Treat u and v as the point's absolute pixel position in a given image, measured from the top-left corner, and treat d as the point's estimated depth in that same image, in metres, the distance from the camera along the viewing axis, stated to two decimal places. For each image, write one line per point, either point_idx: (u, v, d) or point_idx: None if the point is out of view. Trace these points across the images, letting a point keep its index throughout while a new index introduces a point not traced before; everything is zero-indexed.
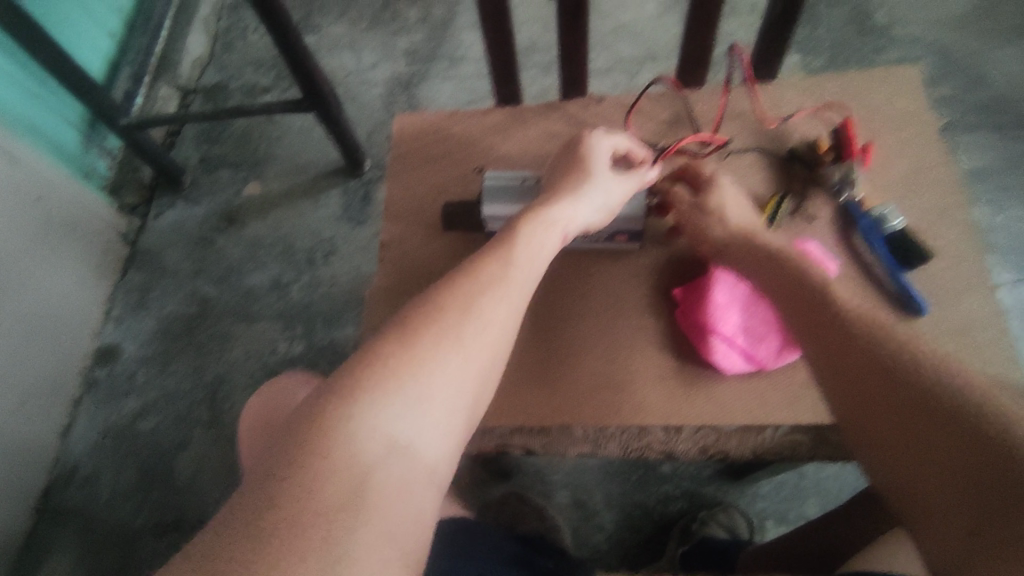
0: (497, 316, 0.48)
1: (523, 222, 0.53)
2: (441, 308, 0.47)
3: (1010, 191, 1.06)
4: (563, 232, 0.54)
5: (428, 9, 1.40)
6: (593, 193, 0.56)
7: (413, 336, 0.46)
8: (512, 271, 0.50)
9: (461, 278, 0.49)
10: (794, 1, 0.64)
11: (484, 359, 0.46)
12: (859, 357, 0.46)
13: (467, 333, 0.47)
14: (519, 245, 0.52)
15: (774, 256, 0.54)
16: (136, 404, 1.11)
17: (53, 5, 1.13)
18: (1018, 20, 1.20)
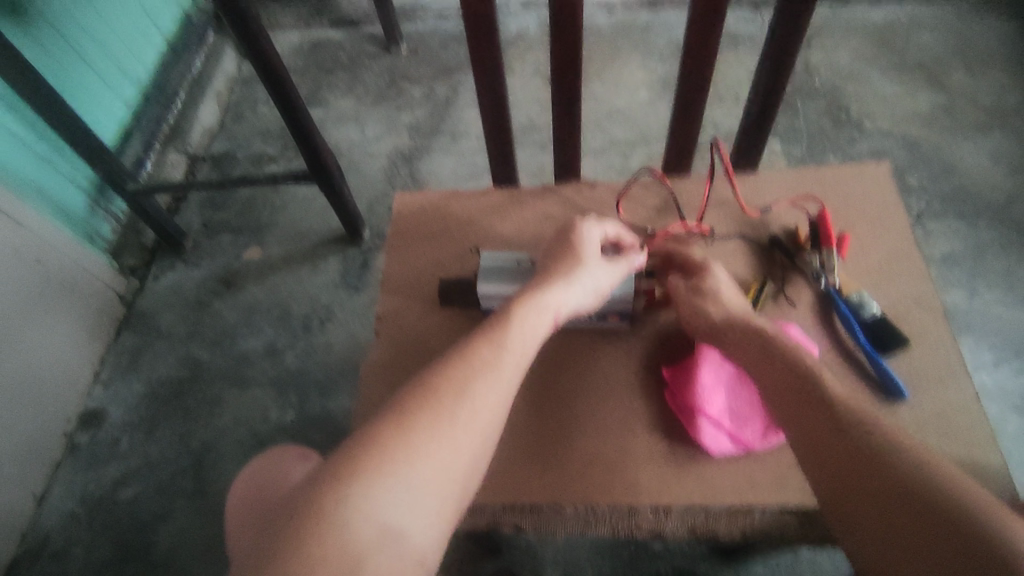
0: (490, 400, 0.48)
1: (516, 306, 0.55)
2: (437, 390, 0.48)
3: (981, 275, 1.11)
4: (555, 316, 0.56)
5: (431, 89, 1.48)
6: (584, 279, 0.58)
7: (407, 419, 0.46)
8: (504, 354, 0.51)
9: (455, 361, 0.50)
10: (770, 102, 0.71)
11: (474, 439, 0.46)
12: (841, 440, 0.47)
13: (461, 417, 0.47)
14: (512, 329, 0.53)
15: (762, 338, 0.56)
16: (118, 470, 1.08)
17: (76, 75, 1.18)
18: (978, 117, 1.29)
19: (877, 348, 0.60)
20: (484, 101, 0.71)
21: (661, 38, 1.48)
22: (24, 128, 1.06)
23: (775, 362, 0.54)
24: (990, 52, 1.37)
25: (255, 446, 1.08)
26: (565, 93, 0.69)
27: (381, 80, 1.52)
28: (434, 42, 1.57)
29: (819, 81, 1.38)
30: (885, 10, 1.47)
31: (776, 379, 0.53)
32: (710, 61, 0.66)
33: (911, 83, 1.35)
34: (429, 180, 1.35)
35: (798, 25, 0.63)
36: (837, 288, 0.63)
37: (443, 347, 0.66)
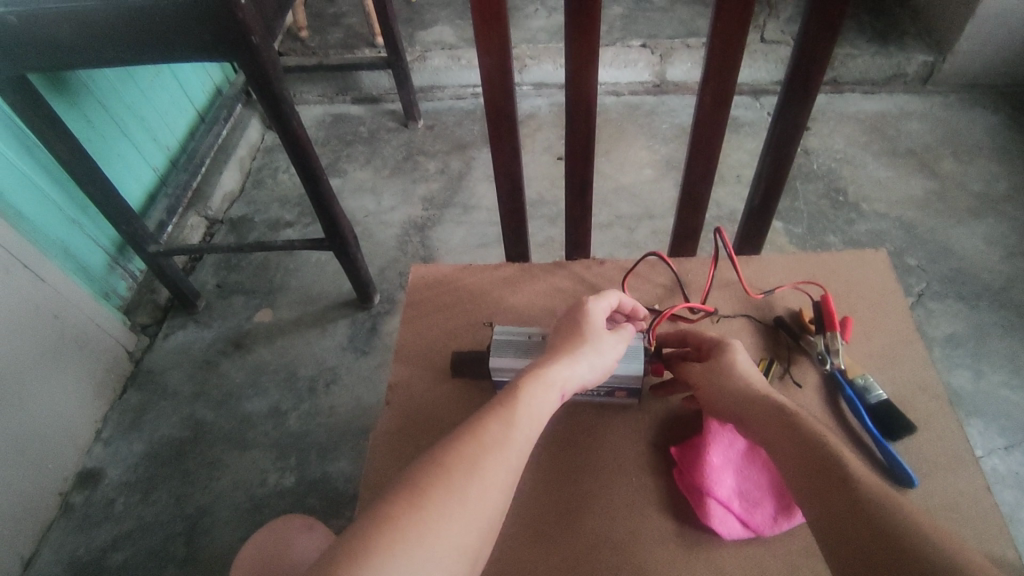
0: (499, 479, 0.49)
1: (524, 382, 0.55)
2: (448, 468, 0.48)
3: (986, 357, 1.12)
4: (562, 392, 0.56)
5: (446, 163, 1.55)
6: (591, 354, 0.58)
7: (419, 497, 0.46)
8: (514, 432, 0.51)
9: (465, 438, 0.50)
10: (771, 193, 0.76)
11: (485, 519, 0.46)
12: (861, 524, 0.45)
13: (471, 496, 0.47)
14: (521, 405, 0.53)
15: (784, 417, 0.54)
16: (110, 534, 1.05)
17: (110, 141, 1.23)
18: (972, 203, 1.34)
19: (884, 432, 0.60)
20: (500, 182, 0.75)
21: (666, 122, 1.56)
22: (56, 191, 1.12)
23: (788, 431, 0.52)
24: (980, 143, 1.44)
25: (251, 512, 1.06)
26: (577, 177, 0.73)
27: (398, 153, 1.59)
28: (450, 119, 1.65)
29: (816, 166, 1.44)
30: (877, 102, 1.56)
31: (797, 454, 0.50)
32: (714, 153, 0.70)
33: (905, 169, 1.41)
34: (440, 248, 1.39)
35: (797, 123, 0.67)
36: (843, 370, 0.64)
37: (452, 418, 0.67)
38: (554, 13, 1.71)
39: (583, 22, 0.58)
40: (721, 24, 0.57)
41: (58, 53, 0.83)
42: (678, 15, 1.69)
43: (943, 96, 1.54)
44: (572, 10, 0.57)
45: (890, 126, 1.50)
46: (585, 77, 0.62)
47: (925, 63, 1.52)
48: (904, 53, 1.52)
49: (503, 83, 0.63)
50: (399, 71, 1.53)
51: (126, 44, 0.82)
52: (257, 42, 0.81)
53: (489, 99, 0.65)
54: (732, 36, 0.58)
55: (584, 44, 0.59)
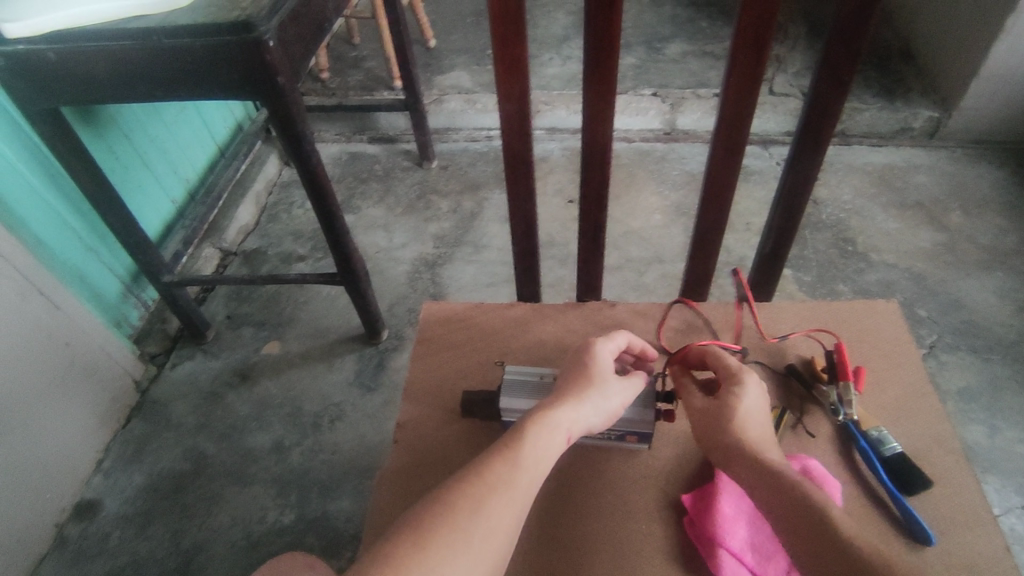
0: (503, 521, 0.48)
1: (530, 423, 0.54)
2: (453, 508, 0.47)
3: (999, 412, 1.10)
4: (568, 435, 0.55)
5: (458, 203, 1.58)
6: (598, 396, 0.57)
7: (425, 537, 0.45)
8: (518, 473, 0.50)
9: (471, 478, 0.50)
10: (782, 241, 0.77)
11: (489, 562, 0.46)
12: None
13: (475, 538, 0.46)
14: (527, 446, 0.52)
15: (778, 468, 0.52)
16: (103, 568, 1.03)
17: (132, 173, 1.26)
18: (982, 255, 1.34)
19: (900, 486, 0.59)
20: (515, 224, 0.76)
21: (675, 168, 1.59)
22: (77, 220, 1.14)
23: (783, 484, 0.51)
24: (987, 197, 1.45)
25: (248, 549, 1.04)
26: (591, 221, 0.75)
27: (411, 191, 1.62)
28: (463, 160, 1.69)
29: (825, 215, 1.45)
30: (884, 154, 1.58)
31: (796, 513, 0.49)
32: (726, 200, 0.71)
33: (914, 221, 1.42)
34: (450, 286, 1.40)
35: (808, 174, 0.69)
36: (856, 422, 0.63)
37: (460, 458, 0.66)
38: (567, 62, 1.76)
39: (601, 74, 0.60)
40: (734, 79, 0.59)
41: (92, 89, 0.87)
42: (689, 67, 1.74)
43: (949, 151, 1.57)
44: (591, 62, 0.59)
45: (898, 178, 1.52)
46: (601, 125, 0.64)
47: (930, 118, 1.55)
48: (910, 108, 1.55)
49: (521, 128, 0.65)
50: (416, 113, 1.57)
51: (159, 82, 0.85)
52: (283, 83, 0.84)
53: (508, 144, 0.67)
54: (745, 90, 0.60)
55: (601, 94, 0.61)
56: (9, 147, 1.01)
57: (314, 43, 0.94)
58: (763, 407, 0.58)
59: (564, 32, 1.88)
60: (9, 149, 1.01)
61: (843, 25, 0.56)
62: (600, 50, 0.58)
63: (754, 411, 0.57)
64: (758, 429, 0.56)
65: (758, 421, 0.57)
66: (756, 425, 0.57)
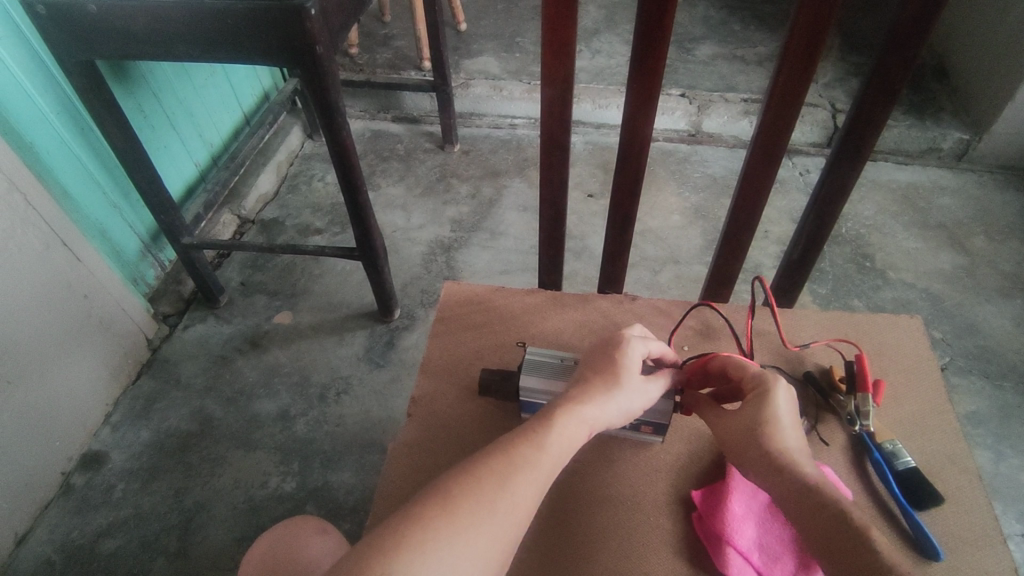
0: (527, 498, 0.48)
1: (557, 411, 0.54)
2: (481, 479, 0.48)
3: (1007, 439, 1.10)
4: (591, 428, 0.54)
5: (478, 188, 1.58)
6: (622, 394, 0.56)
7: (453, 503, 0.46)
8: (544, 456, 0.50)
9: (499, 453, 0.50)
10: (810, 249, 0.77)
11: (509, 537, 0.46)
12: None
13: (501, 509, 0.47)
14: (554, 432, 0.52)
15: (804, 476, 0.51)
16: (104, 521, 1.04)
17: (158, 133, 1.27)
18: (1001, 282, 1.33)
19: (911, 500, 0.59)
20: (543, 210, 0.76)
21: (698, 170, 1.58)
22: (102, 174, 1.14)
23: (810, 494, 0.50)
24: (1012, 224, 1.44)
25: (249, 513, 1.05)
26: (620, 213, 0.75)
27: (432, 173, 1.62)
28: (486, 146, 1.69)
29: (845, 229, 1.45)
30: (909, 173, 1.58)
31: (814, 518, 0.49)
32: (758, 203, 0.71)
33: (935, 242, 1.41)
34: (464, 271, 1.40)
35: (844, 183, 0.68)
36: (871, 433, 0.63)
37: (473, 438, 0.67)
38: (597, 56, 1.75)
39: (649, 65, 0.59)
40: (782, 80, 0.59)
41: (128, 44, 0.86)
42: (719, 70, 1.73)
43: (975, 174, 1.55)
44: (639, 54, 0.59)
45: (922, 198, 1.51)
46: (642, 118, 0.64)
47: (960, 139, 1.54)
48: (939, 128, 1.54)
49: (561, 114, 0.65)
50: (443, 95, 1.57)
51: (196, 41, 0.85)
52: (320, 52, 0.84)
53: (546, 129, 0.67)
54: (791, 92, 0.60)
55: (646, 86, 0.61)
56: (42, 95, 1.01)
57: (354, 15, 0.94)
58: (794, 420, 0.55)
59: (596, 25, 1.86)
60: (43, 98, 1.01)
61: (898, 35, 0.55)
62: (649, 41, 0.57)
63: (785, 423, 0.54)
64: (789, 438, 0.54)
65: (790, 434, 0.54)
66: (789, 436, 0.54)
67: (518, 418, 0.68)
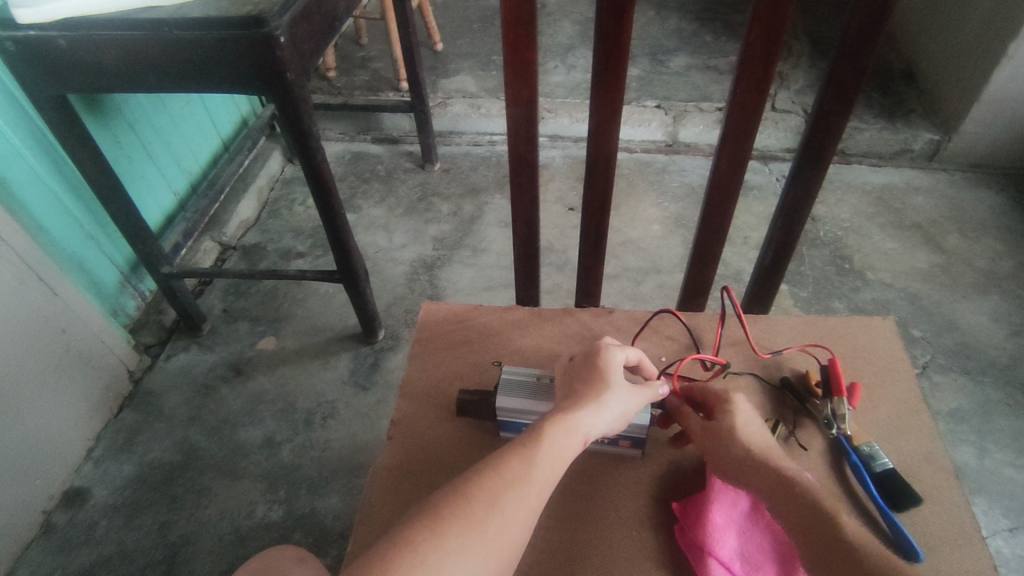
0: (518, 517, 0.48)
1: (547, 424, 0.53)
2: (470, 500, 0.48)
3: (990, 436, 1.10)
4: (585, 439, 0.54)
5: (459, 206, 1.58)
6: (611, 403, 0.56)
7: (443, 525, 0.46)
8: (534, 472, 0.50)
9: (489, 470, 0.50)
10: (781, 255, 0.78)
11: (500, 556, 0.46)
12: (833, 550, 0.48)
13: (491, 530, 0.46)
14: (543, 445, 0.52)
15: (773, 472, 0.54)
16: (88, 558, 1.02)
17: (134, 164, 1.26)
18: (977, 279, 1.35)
19: (890, 502, 0.59)
20: (517, 227, 0.77)
21: (676, 180, 1.60)
22: (78, 207, 1.14)
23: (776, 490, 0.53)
24: (985, 221, 1.47)
25: (235, 544, 1.03)
26: (592, 227, 0.75)
27: (413, 193, 1.63)
28: (466, 164, 1.70)
29: (823, 232, 1.47)
30: (883, 174, 1.60)
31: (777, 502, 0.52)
32: (726, 212, 0.72)
33: (910, 242, 1.43)
34: (448, 288, 1.40)
35: (809, 189, 0.70)
36: (848, 436, 0.64)
37: (455, 458, 0.67)
38: (573, 71, 1.78)
39: (610, 82, 0.60)
40: (741, 91, 0.60)
41: (99, 78, 0.87)
42: (693, 80, 1.75)
43: (948, 173, 1.58)
44: (601, 70, 0.59)
45: (896, 199, 1.53)
46: (607, 134, 0.65)
47: (931, 140, 1.56)
48: (910, 130, 1.57)
49: (527, 132, 0.66)
50: (421, 115, 1.58)
51: (168, 72, 0.86)
52: (292, 79, 0.85)
53: (514, 147, 0.67)
54: (751, 102, 0.61)
55: (609, 102, 0.62)
56: (14, 132, 1.01)
57: (325, 41, 0.95)
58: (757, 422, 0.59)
59: (570, 41, 1.89)
60: (14, 134, 1.01)
61: (849, 44, 0.57)
62: (609, 57, 0.58)
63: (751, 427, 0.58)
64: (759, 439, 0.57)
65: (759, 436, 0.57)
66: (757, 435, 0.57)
67: (499, 437, 0.68)
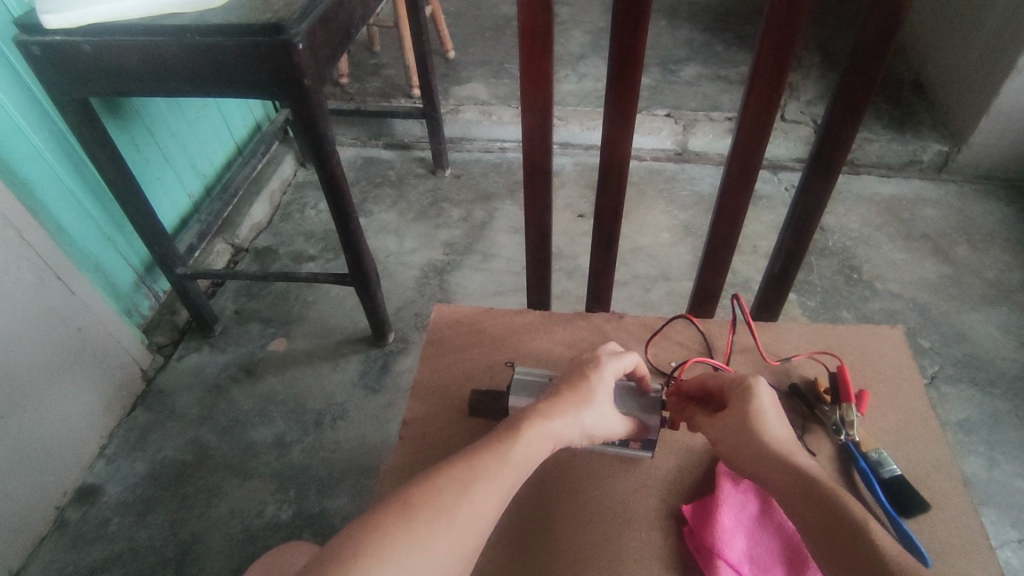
0: (487, 509, 0.48)
1: (526, 421, 0.54)
2: (440, 487, 0.47)
3: (998, 447, 1.10)
4: (557, 441, 0.54)
5: (470, 212, 1.60)
6: (590, 408, 0.57)
7: (412, 511, 0.45)
8: (507, 466, 0.50)
9: (463, 462, 0.50)
10: (790, 263, 0.79)
11: (467, 547, 0.46)
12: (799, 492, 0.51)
13: (460, 520, 0.46)
14: (520, 442, 0.52)
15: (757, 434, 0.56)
16: (100, 554, 1.04)
17: (151, 166, 1.28)
18: (986, 289, 1.35)
19: (898, 508, 0.60)
20: (529, 233, 0.78)
21: (686, 189, 1.61)
22: (95, 208, 1.16)
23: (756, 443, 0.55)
24: (994, 233, 1.47)
25: (245, 542, 1.04)
26: (604, 233, 0.76)
27: (424, 198, 1.64)
28: (476, 170, 1.72)
29: (831, 242, 1.47)
30: (892, 185, 1.60)
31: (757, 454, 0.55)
32: (736, 220, 0.73)
33: (919, 252, 1.44)
34: (457, 292, 1.41)
35: (819, 198, 0.70)
36: (857, 442, 0.64)
37: None
38: (583, 79, 1.79)
39: (624, 90, 0.61)
40: (753, 100, 0.61)
41: (121, 82, 0.89)
42: (703, 90, 1.77)
43: (957, 185, 1.58)
44: (615, 79, 0.61)
45: (905, 209, 1.54)
46: (621, 140, 0.66)
47: (940, 151, 1.57)
48: (919, 141, 1.57)
49: (542, 139, 0.67)
50: (433, 121, 1.60)
51: (188, 76, 0.87)
52: (308, 85, 0.86)
53: (528, 154, 0.69)
54: (762, 112, 0.62)
55: (623, 110, 0.63)
56: (36, 132, 1.03)
57: (341, 48, 0.97)
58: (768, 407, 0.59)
59: (581, 49, 1.91)
60: (36, 134, 1.03)
61: (860, 55, 0.58)
62: (622, 66, 0.59)
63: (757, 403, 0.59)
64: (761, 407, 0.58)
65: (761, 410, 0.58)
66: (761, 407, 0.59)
67: None
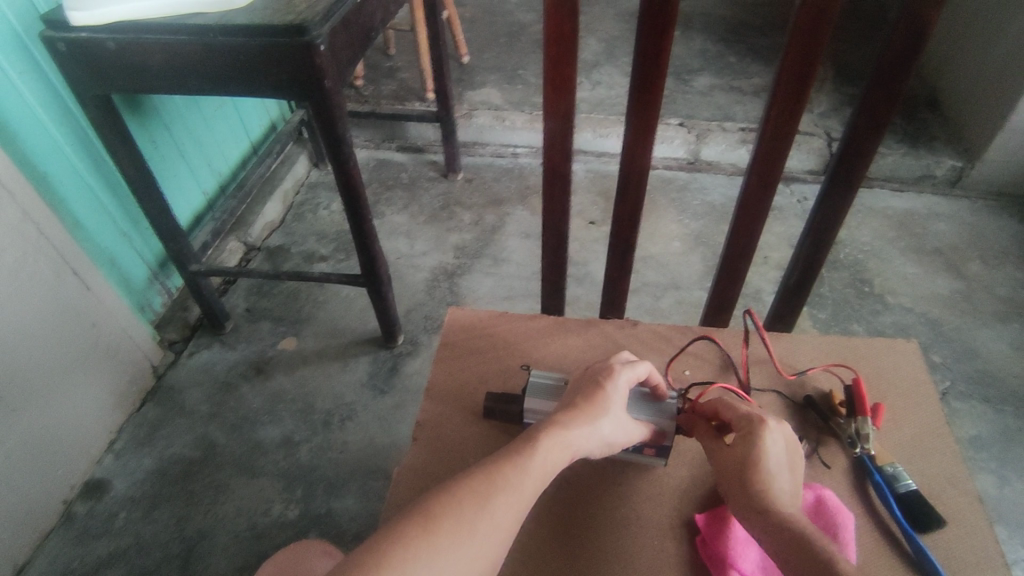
0: (507, 521, 0.48)
1: (543, 434, 0.54)
2: (460, 499, 0.48)
3: (1009, 465, 1.09)
4: (574, 454, 0.54)
5: (481, 216, 1.60)
6: (605, 421, 0.57)
7: (432, 523, 0.46)
8: (526, 479, 0.50)
9: (482, 474, 0.50)
10: (806, 274, 0.79)
11: (489, 559, 0.46)
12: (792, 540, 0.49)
13: (480, 532, 0.46)
14: (537, 455, 0.52)
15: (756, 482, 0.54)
16: (106, 548, 1.04)
17: (168, 164, 1.30)
18: (999, 306, 1.35)
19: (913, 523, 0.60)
20: (545, 238, 0.78)
21: (697, 198, 1.61)
22: (112, 203, 1.17)
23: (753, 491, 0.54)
24: (1007, 249, 1.46)
25: (251, 540, 1.05)
26: (621, 240, 0.77)
27: (436, 201, 1.65)
28: (489, 175, 1.72)
29: (843, 255, 1.47)
30: (904, 199, 1.60)
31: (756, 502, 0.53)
32: (753, 230, 0.73)
33: (931, 267, 1.43)
34: (468, 296, 1.42)
35: (838, 211, 0.70)
36: (871, 456, 0.64)
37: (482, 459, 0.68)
38: (597, 87, 1.80)
39: (646, 99, 0.62)
40: (774, 112, 0.61)
41: (144, 80, 0.90)
42: (717, 100, 1.77)
43: (970, 200, 1.58)
44: (638, 87, 0.61)
45: (918, 224, 1.53)
46: (641, 148, 0.66)
47: (954, 167, 1.56)
48: (933, 156, 1.57)
49: (562, 145, 0.67)
50: (447, 125, 1.60)
51: (211, 76, 0.88)
52: (328, 87, 0.87)
53: (548, 159, 0.69)
54: (784, 123, 0.62)
55: (644, 119, 0.63)
56: (57, 128, 1.04)
57: (361, 51, 0.97)
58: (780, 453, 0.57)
59: (596, 57, 1.92)
60: (57, 129, 1.04)
61: (883, 69, 0.58)
62: (645, 75, 0.60)
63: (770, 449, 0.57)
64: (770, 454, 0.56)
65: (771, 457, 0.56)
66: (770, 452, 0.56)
67: None
